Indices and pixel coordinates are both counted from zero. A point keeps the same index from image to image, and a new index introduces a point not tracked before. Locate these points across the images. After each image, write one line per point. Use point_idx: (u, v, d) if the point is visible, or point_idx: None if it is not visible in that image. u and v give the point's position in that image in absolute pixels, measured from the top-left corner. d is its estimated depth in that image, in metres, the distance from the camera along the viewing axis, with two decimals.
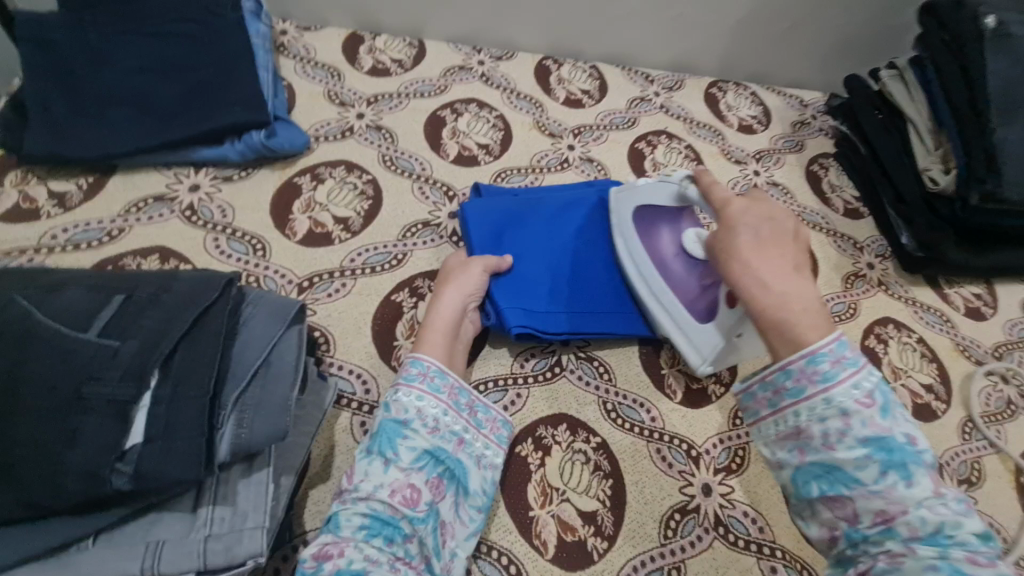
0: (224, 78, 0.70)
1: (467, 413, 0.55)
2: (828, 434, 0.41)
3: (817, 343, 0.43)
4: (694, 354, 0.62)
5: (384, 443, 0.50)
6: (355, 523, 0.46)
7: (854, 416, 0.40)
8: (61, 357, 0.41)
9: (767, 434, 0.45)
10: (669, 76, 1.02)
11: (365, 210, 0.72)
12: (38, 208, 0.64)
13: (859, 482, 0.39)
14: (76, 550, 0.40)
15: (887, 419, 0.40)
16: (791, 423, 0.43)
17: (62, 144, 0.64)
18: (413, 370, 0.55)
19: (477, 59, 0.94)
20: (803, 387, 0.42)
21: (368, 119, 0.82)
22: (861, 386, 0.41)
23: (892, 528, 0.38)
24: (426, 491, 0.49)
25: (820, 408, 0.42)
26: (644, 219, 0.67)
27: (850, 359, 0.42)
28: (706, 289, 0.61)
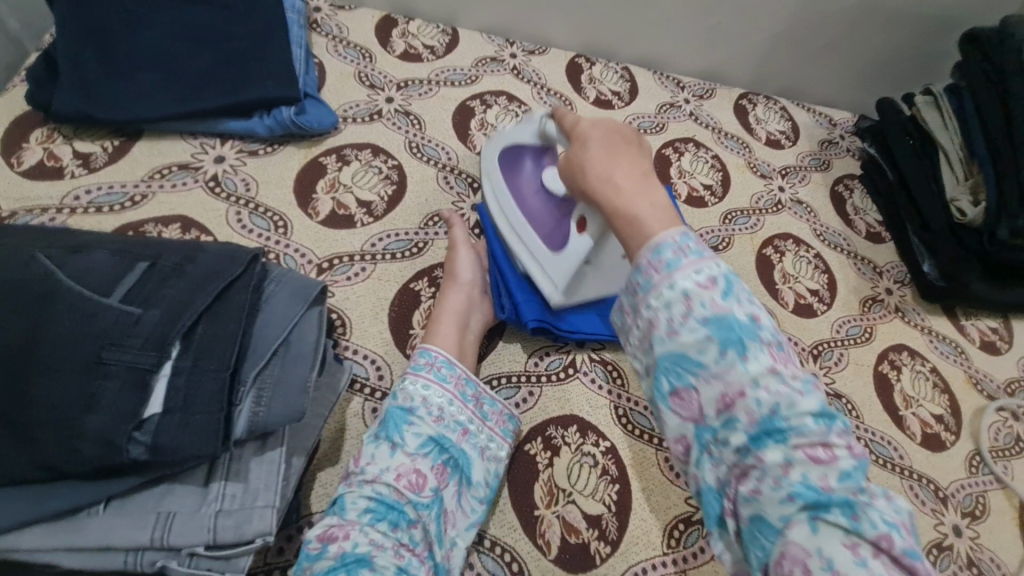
0: (257, 51, 0.69)
1: (473, 405, 0.55)
2: (672, 319, 0.37)
3: (661, 234, 0.39)
4: (551, 287, 0.62)
5: (390, 428, 0.50)
6: (360, 507, 0.46)
7: (695, 298, 0.37)
8: (84, 321, 0.41)
9: (633, 340, 0.41)
10: (700, 84, 1.01)
11: (388, 195, 0.72)
12: (62, 167, 0.64)
13: (703, 366, 0.36)
14: (87, 515, 0.40)
15: (727, 300, 0.37)
16: (644, 318, 0.39)
17: (90, 104, 0.63)
18: (421, 360, 0.55)
19: (510, 52, 0.93)
20: (651, 280, 0.38)
21: (396, 103, 0.81)
22: (701, 270, 0.38)
23: (733, 416, 0.35)
24: (431, 478, 0.49)
25: (664, 296, 0.38)
26: (510, 154, 0.67)
27: (696, 251, 0.39)
28: (561, 221, 0.61)
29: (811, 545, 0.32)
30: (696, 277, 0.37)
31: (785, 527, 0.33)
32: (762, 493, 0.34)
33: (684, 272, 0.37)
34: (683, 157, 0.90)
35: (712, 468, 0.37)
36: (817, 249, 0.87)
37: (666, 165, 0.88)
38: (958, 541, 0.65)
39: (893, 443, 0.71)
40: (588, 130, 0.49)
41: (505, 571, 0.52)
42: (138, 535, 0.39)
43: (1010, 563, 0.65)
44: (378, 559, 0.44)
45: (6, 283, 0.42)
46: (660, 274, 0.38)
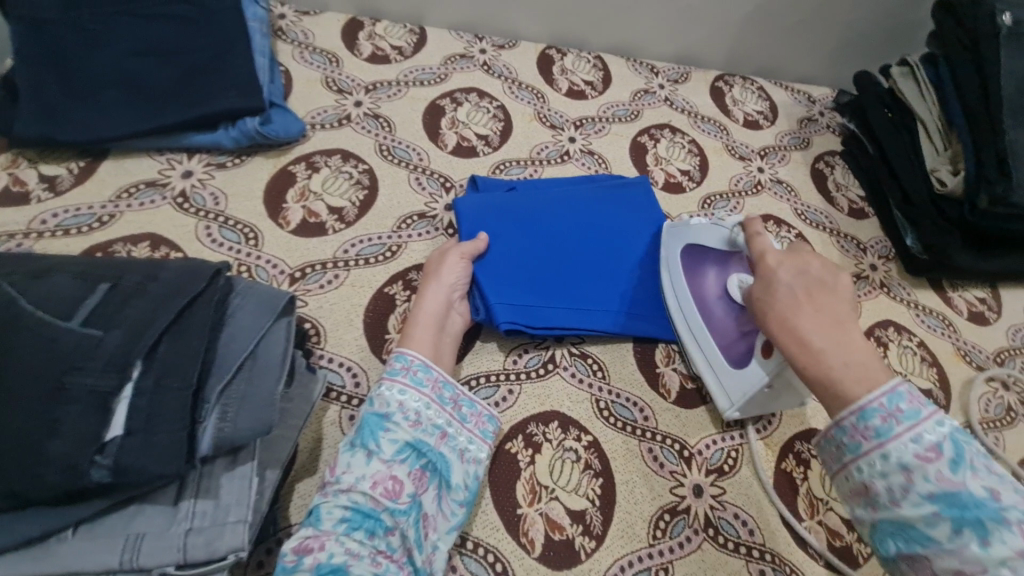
0: (219, 63, 0.69)
1: (451, 408, 0.54)
2: (892, 490, 0.41)
3: (864, 400, 0.44)
4: (724, 400, 0.62)
5: (366, 435, 0.49)
6: (336, 516, 0.46)
7: (916, 472, 0.40)
8: (44, 345, 0.41)
9: (842, 489, 0.46)
10: (675, 68, 1.00)
11: (360, 200, 0.71)
12: (29, 192, 0.63)
13: (933, 537, 0.39)
14: (57, 540, 0.39)
15: (957, 472, 0.39)
16: (857, 481, 0.44)
17: (52, 126, 0.63)
18: (397, 365, 0.54)
19: (479, 47, 0.92)
20: (859, 443, 0.43)
21: (365, 107, 0.80)
22: (920, 440, 0.41)
23: (959, 538, 0.37)
24: (409, 483, 0.49)
25: (876, 464, 0.42)
26: (692, 257, 0.67)
27: (909, 413, 0.42)
28: (743, 335, 0.61)
29: None
30: (916, 447, 0.41)
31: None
32: None
33: (899, 441, 0.41)
34: (659, 143, 0.89)
35: None
36: (799, 229, 0.86)
37: (643, 152, 0.87)
38: None
39: None
40: (794, 261, 0.54)
41: (488, 571, 0.52)
42: (107, 558, 0.39)
43: None
44: (355, 567, 0.43)
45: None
46: (869, 439, 0.43)
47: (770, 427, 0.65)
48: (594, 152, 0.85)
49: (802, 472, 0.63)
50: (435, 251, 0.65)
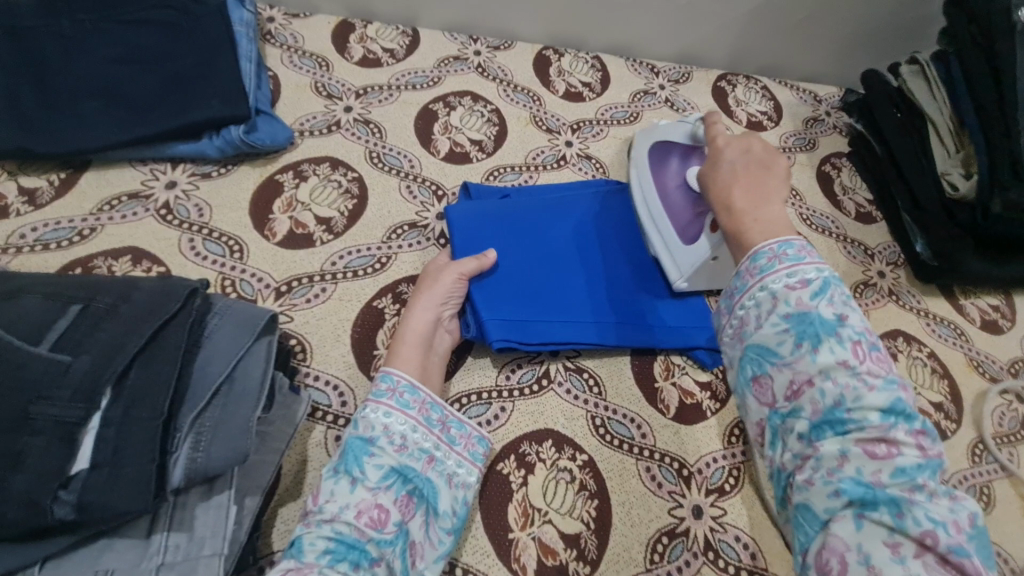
0: (203, 70, 0.67)
1: (438, 430, 0.52)
2: (762, 314, 0.41)
3: (758, 244, 0.44)
4: (675, 274, 0.65)
5: (350, 462, 0.47)
6: (319, 547, 0.43)
7: (781, 298, 0.41)
8: (9, 375, 0.39)
9: (727, 323, 0.44)
10: (675, 68, 0.97)
11: (348, 209, 0.69)
12: (8, 205, 0.62)
13: (783, 358, 0.39)
14: None
15: (819, 300, 0.40)
16: (737, 316, 0.43)
17: (31, 138, 0.61)
18: (383, 385, 0.52)
19: (474, 49, 0.90)
20: (746, 283, 0.43)
21: (355, 112, 0.78)
22: (795, 274, 0.41)
23: (800, 404, 0.38)
24: (395, 512, 0.47)
25: (755, 296, 0.42)
26: (660, 152, 0.68)
27: (794, 257, 0.42)
28: (696, 217, 0.63)
29: (852, 540, 0.34)
30: (788, 280, 0.41)
31: (830, 520, 0.35)
32: (814, 484, 0.36)
33: (776, 275, 0.41)
34: None
35: (783, 454, 0.39)
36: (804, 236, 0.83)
37: None
38: None
39: None
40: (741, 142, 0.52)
41: None
42: None
43: (1018, 556, 0.62)
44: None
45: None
46: (754, 277, 0.43)
47: None
48: (591, 157, 0.82)
49: None
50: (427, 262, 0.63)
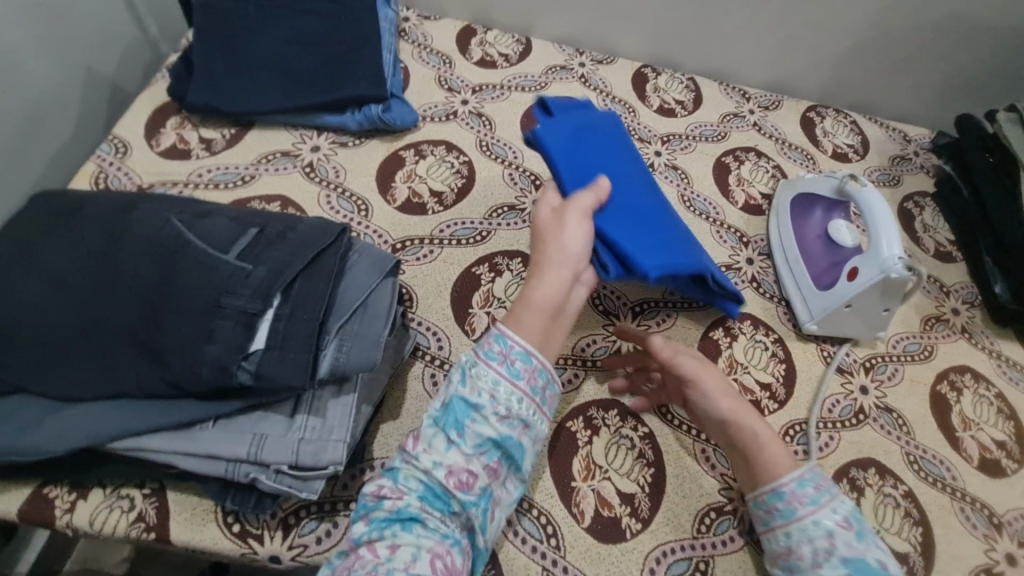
0: (354, 54, 0.78)
1: (539, 401, 0.51)
2: (816, 553, 0.48)
3: (797, 471, 0.52)
4: (806, 314, 0.74)
5: (451, 420, 0.49)
6: (413, 484, 0.48)
7: (837, 537, 0.48)
8: (207, 271, 0.51)
9: (770, 558, 0.52)
10: (767, 95, 1.02)
11: (458, 187, 0.78)
12: (190, 149, 0.75)
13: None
14: (200, 428, 0.48)
15: (861, 542, 0.48)
16: (783, 543, 0.50)
17: (216, 97, 0.74)
18: (495, 348, 0.51)
19: (579, 61, 0.98)
20: (794, 508, 0.50)
21: (470, 105, 0.88)
22: (838, 510, 0.49)
23: None
24: (484, 477, 0.48)
25: (806, 524, 0.49)
26: (802, 205, 0.80)
27: (814, 496, 0.50)
28: (832, 266, 0.73)
29: None
30: (835, 516, 0.49)
31: None
32: None
33: (824, 509, 0.49)
34: (743, 165, 0.91)
35: None
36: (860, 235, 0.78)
37: (726, 172, 0.90)
38: (1010, 570, 0.62)
39: (946, 463, 0.68)
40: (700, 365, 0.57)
41: (540, 532, 0.57)
42: (238, 449, 0.47)
43: None
44: (428, 517, 0.47)
45: (162, 242, 0.55)
46: (803, 505, 0.50)
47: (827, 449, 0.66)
48: (678, 168, 0.88)
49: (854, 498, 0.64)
50: (546, 216, 0.58)
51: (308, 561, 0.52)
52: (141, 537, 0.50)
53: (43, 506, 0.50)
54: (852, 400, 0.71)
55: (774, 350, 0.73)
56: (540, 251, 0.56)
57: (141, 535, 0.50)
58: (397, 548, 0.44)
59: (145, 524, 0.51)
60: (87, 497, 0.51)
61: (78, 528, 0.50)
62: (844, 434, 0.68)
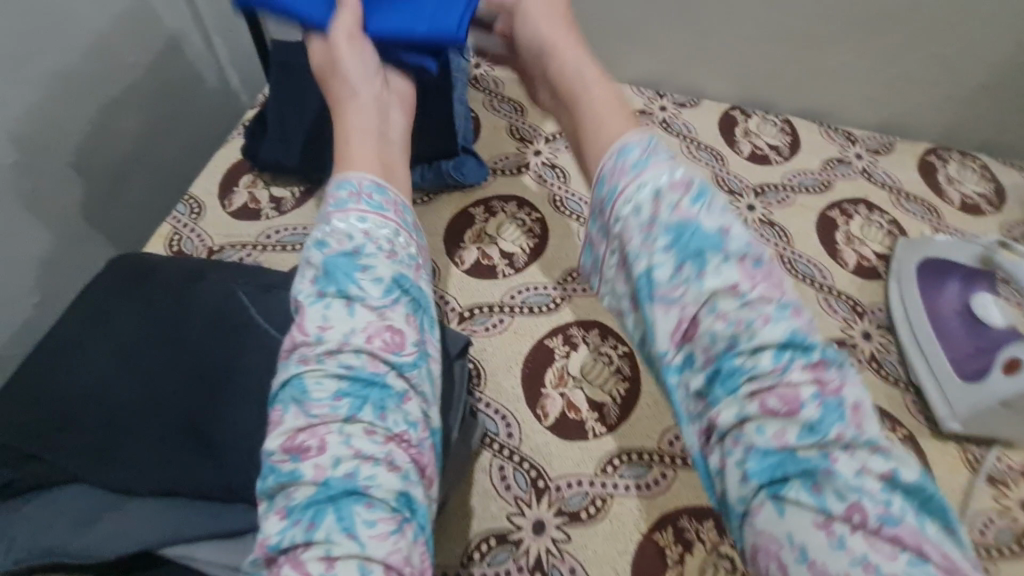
0: (425, 104, 0.73)
1: (408, 230, 0.46)
2: (646, 238, 0.39)
3: (628, 141, 0.42)
4: (945, 409, 0.61)
5: (338, 281, 0.41)
6: (328, 387, 0.39)
7: (663, 202, 0.39)
8: (274, 358, 0.50)
9: (608, 270, 0.42)
10: (877, 137, 0.90)
11: (530, 247, 0.73)
12: (260, 209, 0.73)
13: (655, 296, 0.38)
14: (251, 538, 0.44)
15: (699, 206, 0.39)
16: (615, 230, 0.40)
17: (289, 155, 0.73)
18: (344, 193, 0.45)
19: (660, 104, 0.91)
20: (618, 181, 0.41)
21: (543, 156, 0.83)
22: (667, 177, 0.40)
23: (692, 351, 0.37)
24: (406, 328, 0.42)
25: (635, 199, 0.40)
26: (931, 271, 0.68)
27: (642, 160, 0.41)
28: (980, 353, 0.61)
29: (778, 529, 0.33)
30: (660, 181, 0.40)
31: (748, 511, 0.35)
32: (731, 463, 0.35)
33: (647, 179, 0.40)
34: (852, 221, 0.80)
35: (692, 423, 0.38)
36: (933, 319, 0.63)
37: (831, 228, 0.79)
38: None
39: None
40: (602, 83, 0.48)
41: None
42: None
43: None
44: (375, 491, 0.36)
45: (227, 319, 0.53)
46: (625, 176, 0.41)
47: None
48: (775, 224, 0.78)
49: None
50: (321, 53, 0.54)
51: None
52: None
53: None
54: (1012, 521, 0.57)
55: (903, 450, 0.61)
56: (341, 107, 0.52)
57: None
58: (336, 561, 0.34)
59: None
60: None
61: None
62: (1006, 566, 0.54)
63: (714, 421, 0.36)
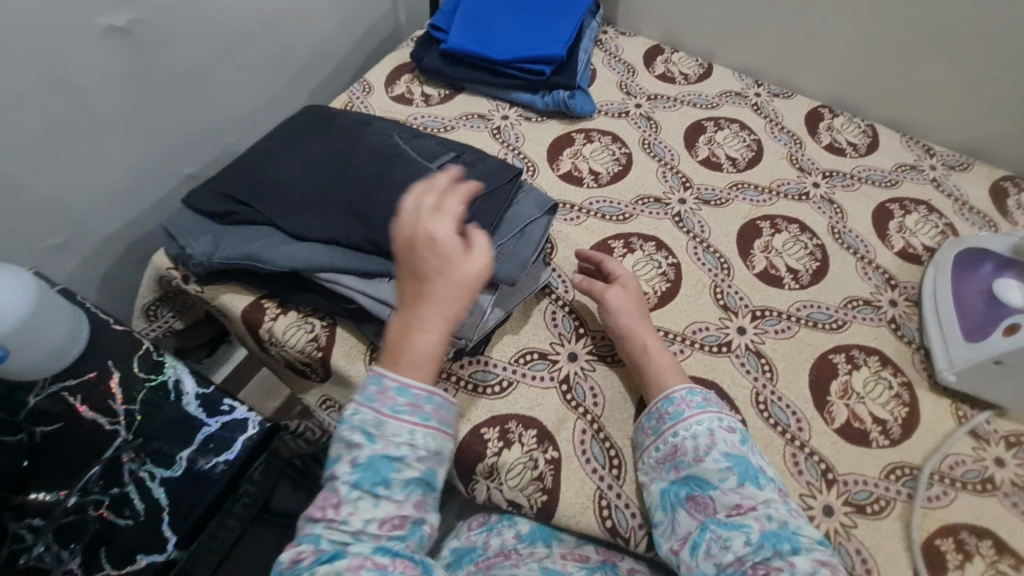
0: (554, 40, 0.89)
1: (432, 420, 0.51)
2: (698, 450, 0.57)
3: (673, 392, 0.61)
4: (944, 363, 0.70)
5: (376, 480, 0.49)
6: (340, 550, 0.48)
7: (717, 436, 0.58)
8: (417, 173, 0.67)
9: (649, 460, 0.60)
10: (956, 156, 0.97)
11: (614, 171, 0.88)
12: (412, 99, 0.93)
13: (720, 487, 0.56)
14: (378, 281, 0.62)
15: (743, 444, 0.58)
16: (670, 445, 0.59)
17: (442, 67, 0.93)
18: (373, 389, 0.51)
19: (755, 91, 1.03)
20: (681, 411, 0.60)
21: (643, 109, 0.97)
22: (721, 419, 0.59)
23: (743, 524, 0.54)
24: (411, 517, 0.50)
25: (693, 426, 0.59)
26: (967, 257, 0.76)
27: (700, 404, 0.60)
28: (989, 321, 0.68)
29: None
30: (718, 421, 0.59)
31: None
32: None
33: (708, 413, 0.59)
34: (908, 216, 0.88)
35: (710, 563, 0.53)
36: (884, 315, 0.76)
37: (886, 218, 0.87)
38: None
39: None
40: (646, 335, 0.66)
41: (607, 460, 0.62)
42: None
43: None
44: (383, 542, 0.49)
45: (387, 148, 0.71)
46: (689, 409, 0.60)
47: (938, 502, 0.63)
48: (834, 202, 0.88)
49: (956, 560, 0.60)
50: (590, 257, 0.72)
51: None
52: (311, 353, 0.66)
53: (258, 311, 0.67)
54: (981, 467, 0.65)
55: (898, 392, 0.70)
56: (429, 283, 0.51)
57: (313, 352, 0.66)
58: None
59: (317, 344, 0.66)
60: (286, 314, 0.67)
61: (274, 334, 0.67)
62: (962, 495, 0.63)
63: (741, 553, 0.53)
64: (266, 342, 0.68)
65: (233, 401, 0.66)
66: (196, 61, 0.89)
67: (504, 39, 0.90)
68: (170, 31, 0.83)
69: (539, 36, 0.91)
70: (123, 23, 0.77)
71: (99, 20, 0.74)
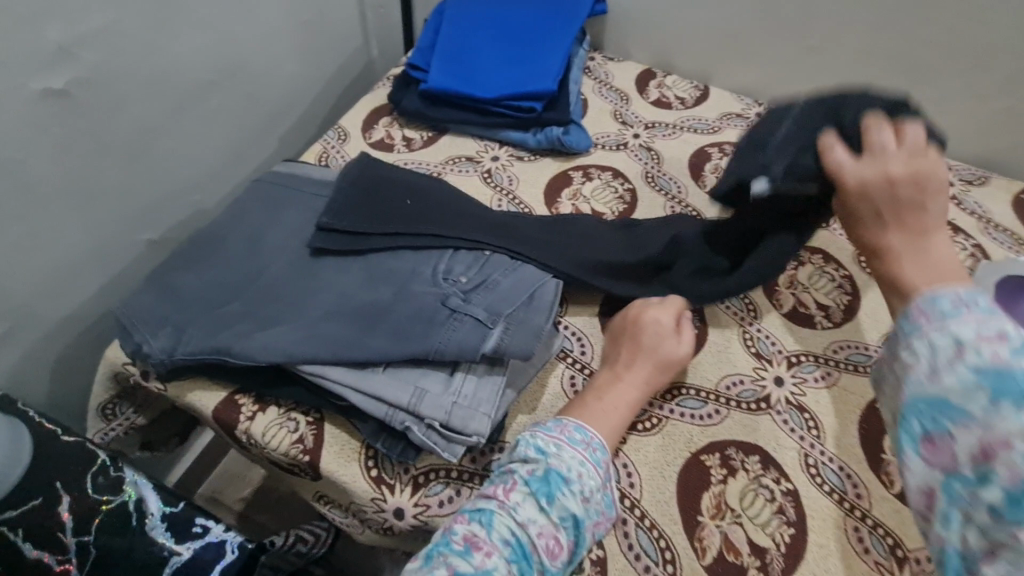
0: (542, 73, 0.83)
1: (601, 470, 0.53)
2: (938, 363, 0.38)
3: (937, 288, 0.41)
4: None
5: (549, 492, 0.50)
6: (503, 540, 0.48)
7: (972, 346, 0.37)
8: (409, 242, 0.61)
9: (890, 377, 0.43)
10: (972, 170, 0.92)
11: (618, 211, 0.80)
12: (393, 144, 0.85)
13: (974, 414, 0.36)
14: (371, 371, 0.53)
15: (1020, 353, 0.36)
16: (907, 356, 0.40)
17: (425, 107, 0.85)
18: (552, 424, 0.55)
19: (756, 111, 0.97)
20: (952, 312, 0.39)
21: (642, 139, 0.90)
22: (993, 323, 0.37)
23: (992, 468, 0.34)
24: (565, 552, 0.50)
25: (935, 338, 0.39)
26: (1011, 289, 0.70)
27: (947, 312, 0.39)
28: None
29: None
30: (994, 338, 0.37)
31: None
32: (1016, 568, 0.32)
33: (964, 318, 0.38)
34: None
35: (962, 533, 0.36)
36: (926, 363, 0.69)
37: None
38: None
39: None
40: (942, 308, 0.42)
41: (657, 552, 0.56)
42: (401, 397, 0.52)
43: None
44: (535, 555, 0.48)
45: (368, 209, 0.63)
46: (937, 319, 0.39)
47: None
48: None
49: None
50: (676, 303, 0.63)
51: (429, 520, 0.54)
52: (297, 457, 0.56)
53: (232, 410, 0.58)
54: None
55: None
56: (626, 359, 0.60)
57: (298, 456, 0.56)
58: None
59: (304, 447, 0.56)
60: (264, 412, 0.58)
61: (252, 436, 0.57)
62: None
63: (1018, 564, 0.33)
64: (245, 444, 0.59)
65: (206, 519, 0.56)
66: (152, 118, 0.81)
67: (490, 74, 0.84)
68: (115, 88, 0.74)
69: (526, 69, 0.84)
70: (62, 85, 0.69)
71: (32, 83, 0.66)
